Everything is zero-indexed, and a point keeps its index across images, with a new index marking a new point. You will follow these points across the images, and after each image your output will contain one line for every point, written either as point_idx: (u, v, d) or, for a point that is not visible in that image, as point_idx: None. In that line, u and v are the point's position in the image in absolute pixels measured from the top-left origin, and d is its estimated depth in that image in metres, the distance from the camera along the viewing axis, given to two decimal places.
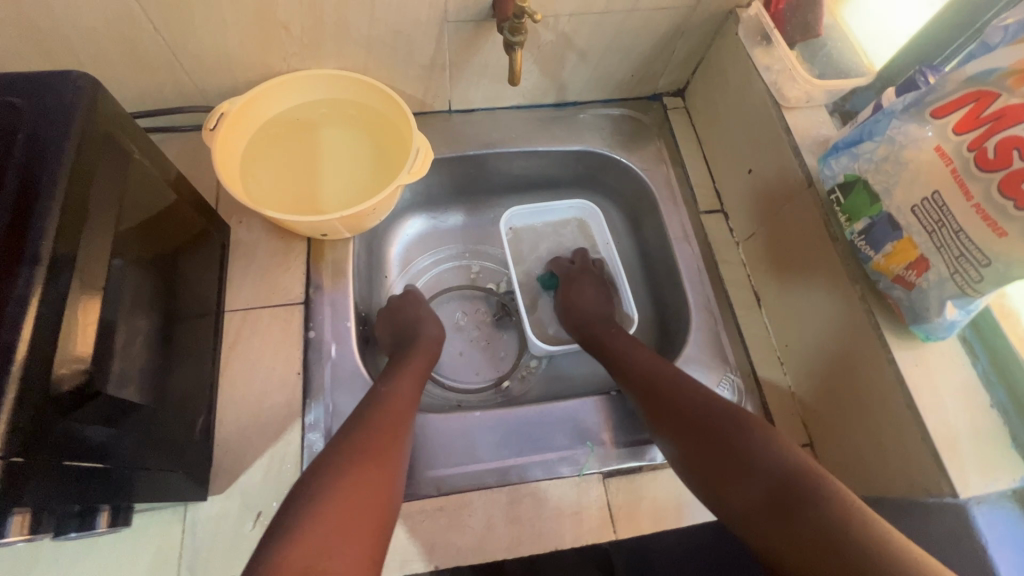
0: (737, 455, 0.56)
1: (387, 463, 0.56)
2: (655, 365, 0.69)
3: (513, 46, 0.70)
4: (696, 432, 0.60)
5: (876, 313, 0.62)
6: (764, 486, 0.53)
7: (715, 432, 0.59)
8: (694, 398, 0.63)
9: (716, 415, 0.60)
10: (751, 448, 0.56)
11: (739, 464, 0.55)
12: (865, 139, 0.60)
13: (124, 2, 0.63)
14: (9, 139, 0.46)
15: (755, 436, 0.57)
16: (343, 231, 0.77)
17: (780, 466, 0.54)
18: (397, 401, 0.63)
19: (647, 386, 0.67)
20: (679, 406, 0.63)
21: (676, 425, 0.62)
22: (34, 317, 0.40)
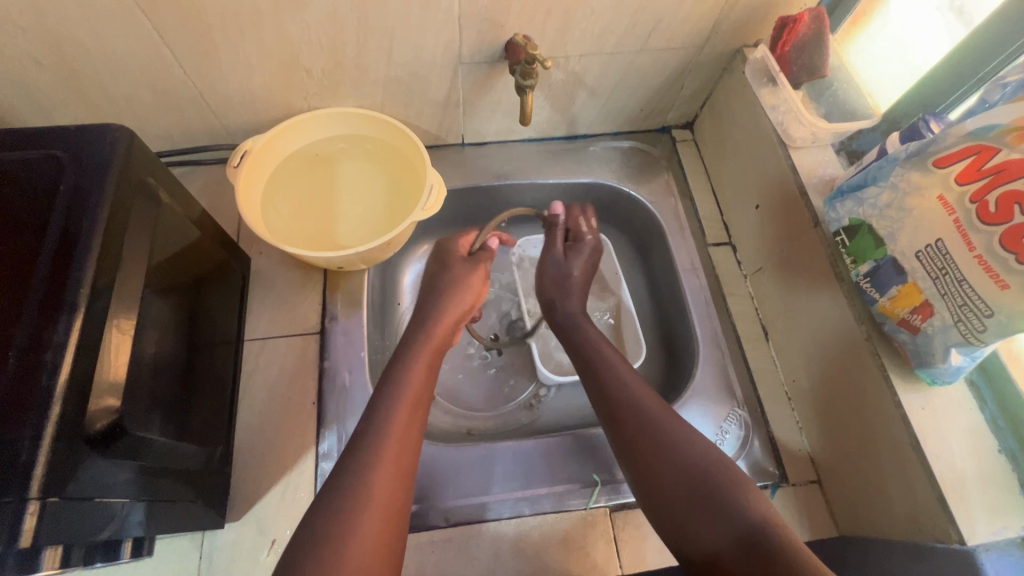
0: (708, 500, 0.54)
1: (398, 464, 0.56)
2: (632, 389, 0.65)
3: (525, 88, 0.73)
4: (668, 470, 0.58)
5: (882, 355, 0.62)
6: (731, 534, 0.52)
7: (689, 473, 0.57)
8: (671, 432, 0.60)
9: (691, 454, 0.58)
10: (722, 493, 0.54)
11: (709, 508, 0.54)
12: (870, 184, 0.61)
13: (158, 50, 0.67)
14: (51, 190, 0.49)
15: (729, 482, 0.55)
16: (359, 263, 0.79)
17: (751, 515, 0.52)
18: (414, 395, 0.62)
19: (618, 412, 0.64)
20: (651, 441, 0.60)
21: (645, 457, 0.60)
22: (72, 361, 0.42)
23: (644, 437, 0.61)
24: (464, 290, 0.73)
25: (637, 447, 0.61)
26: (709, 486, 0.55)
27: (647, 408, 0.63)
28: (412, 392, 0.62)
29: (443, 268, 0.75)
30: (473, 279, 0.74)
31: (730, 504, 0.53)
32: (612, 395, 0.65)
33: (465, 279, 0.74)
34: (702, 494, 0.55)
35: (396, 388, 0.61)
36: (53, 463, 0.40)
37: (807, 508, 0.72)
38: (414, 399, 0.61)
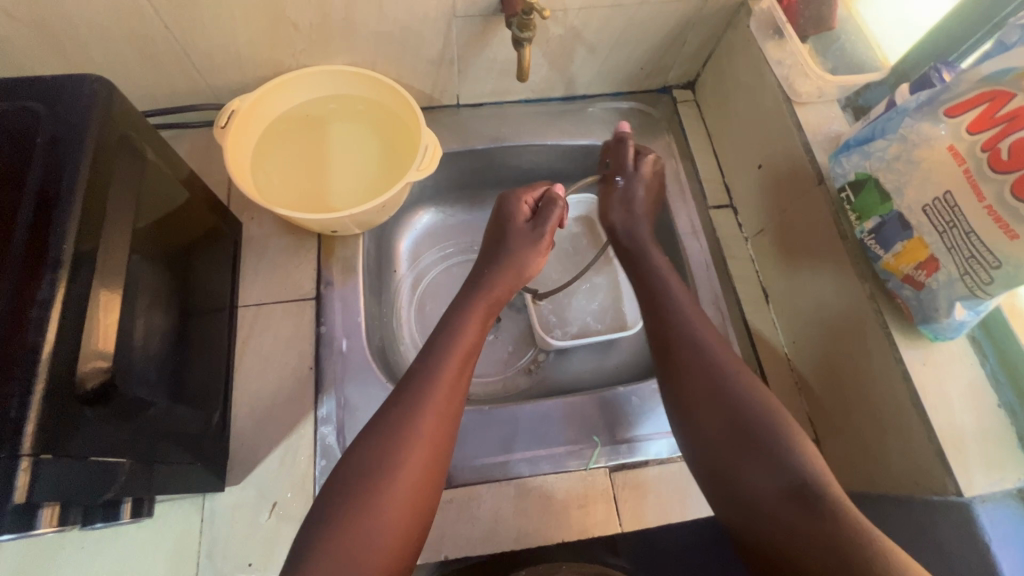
0: (757, 447, 0.56)
1: (444, 420, 0.59)
2: (696, 325, 0.65)
3: (522, 42, 0.70)
4: (721, 414, 0.58)
5: (884, 313, 0.62)
6: (781, 482, 0.53)
7: (741, 419, 0.57)
8: (726, 374, 0.60)
9: (745, 399, 0.58)
10: (773, 441, 0.55)
11: (753, 458, 0.55)
12: (877, 137, 0.60)
13: (135, 2, 0.64)
14: (28, 144, 0.47)
15: (783, 430, 0.56)
16: (353, 227, 0.78)
17: (801, 466, 0.53)
18: (469, 346, 0.65)
19: (676, 347, 0.64)
20: (707, 380, 0.61)
21: (691, 406, 0.60)
22: (59, 319, 0.41)
23: (696, 377, 0.61)
24: (530, 264, 0.76)
25: (689, 386, 0.61)
26: (760, 433, 0.56)
27: (708, 346, 0.63)
28: (464, 342, 0.65)
29: (502, 239, 0.78)
30: (536, 253, 0.77)
31: (783, 448, 0.55)
32: (670, 330, 0.66)
33: (526, 250, 0.76)
34: (755, 438, 0.56)
35: (453, 337, 0.65)
36: (48, 419, 0.39)
37: None
38: (464, 350, 0.64)
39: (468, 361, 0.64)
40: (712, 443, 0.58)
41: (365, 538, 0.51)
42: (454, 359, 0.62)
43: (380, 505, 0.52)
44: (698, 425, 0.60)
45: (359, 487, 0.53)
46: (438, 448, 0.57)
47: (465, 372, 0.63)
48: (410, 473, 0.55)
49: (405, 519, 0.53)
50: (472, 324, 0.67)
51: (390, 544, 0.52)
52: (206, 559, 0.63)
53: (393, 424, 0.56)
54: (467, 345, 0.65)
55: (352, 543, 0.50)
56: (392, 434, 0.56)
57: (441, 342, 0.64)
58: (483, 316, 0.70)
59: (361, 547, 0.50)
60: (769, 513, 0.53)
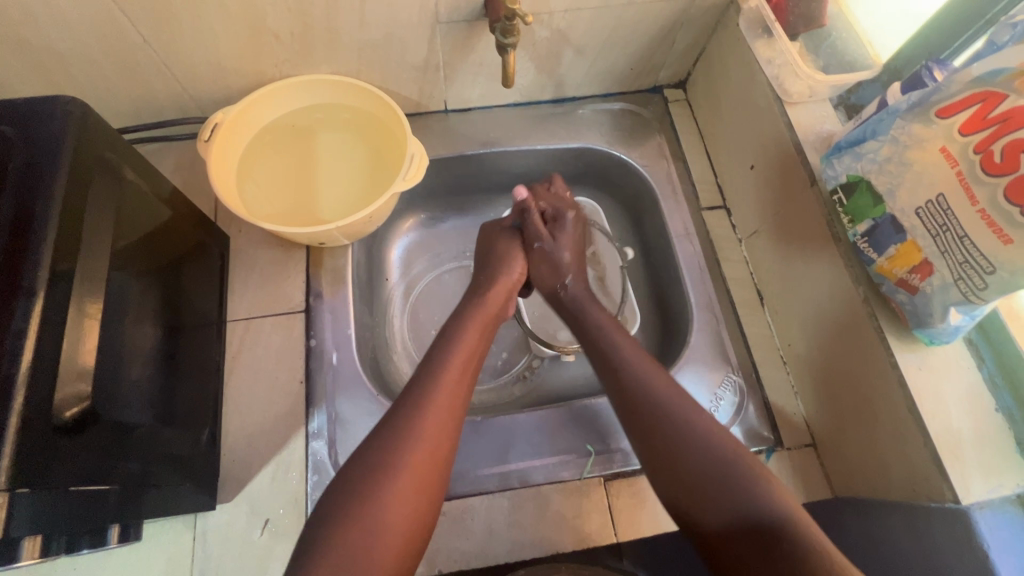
0: (715, 485, 0.53)
1: (449, 421, 0.58)
2: (642, 375, 0.62)
3: (506, 48, 0.69)
4: (679, 458, 0.55)
5: (879, 317, 0.61)
6: (742, 523, 0.50)
7: (702, 465, 0.54)
8: (675, 413, 0.58)
9: (701, 443, 0.55)
10: (725, 471, 0.53)
11: (719, 496, 0.52)
12: (868, 138, 0.59)
13: (112, 16, 0.63)
14: (1, 169, 0.46)
15: (741, 467, 0.53)
16: (342, 238, 0.77)
17: (768, 512, 0.50)
18: (469, 350, 0.65)
19: (630, 394, 0.61)
20: (663, 428, 0.57)
21: (652, 440, 0.57)
22: (34, 348, 0.41)
23: (654, 423, 0.58)
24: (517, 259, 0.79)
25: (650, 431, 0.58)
26: (725, 478, 0.53)
27: (648, 380, 0.61)
28: (466, 346, 0.65)
29: (489, 245, 0.81)
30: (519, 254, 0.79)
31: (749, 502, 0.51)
32: (622, 378, 0.63)
33: (510, 250, 0.79)
34: (717, 483, 0.53)
35: (454, 341, 0.65)
36: (23, 451, 0.38)
37: (802, 473, 0.71)
38: (466, 354, 0.64)
39: (471, 363, 0.64)
40: (672, 491, 0.55)
41: (370, 533, 0.50)
42: (459, 357, 0.63)
43: (386, 498, 0.51)
44: (657, 471, 0.56)
45: (368, 477, 0.52)
46: (444, 442, 0.57)
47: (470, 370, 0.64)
48: (414, 473, 0.53)
49: (403, 531, 0.51)
50: (474, 324, 0.68)
51: (392, 547, 0.50)
52: None
53: (401, 419, 0.56)
54: (468, 346, 0.65)
55: (359, 537, 0.49)
56: (398, 427, 0.55)
57: (442, 345, 0.64)
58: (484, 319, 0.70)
59: (367, 544, 0.49)
60: (738, 561, 0.49)
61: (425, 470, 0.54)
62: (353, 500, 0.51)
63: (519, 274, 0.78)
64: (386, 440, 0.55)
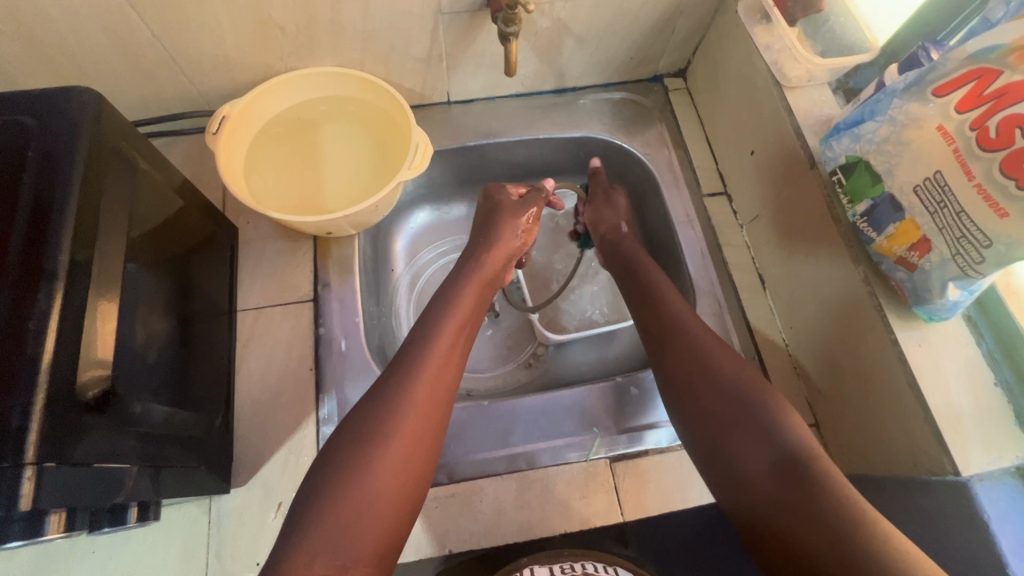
0: (745, 419, 0.57)
1: (439, 395, 0.59)
2: (680, 315, 0.68)
3: (508, 37, 0.70)
4: (710, 391, 0.60)
5: (879, 296, 0.62)
6: (765, 454, 0.54)
7: (729, 398, 0.59)
8: (711, 356, 0.62)
9: (731, 374, 0.60)
10: (754, 401, 0.57)
11: (745, 430, 0.56)
12: (866, 119, 0.59)
13: (122, 11, 0.64)
14: (19, 157, 0.47)
15: (769, 401, 0.57)
16: (348, 228, 0.78)
17: (787, 435, 0.54)
18: (462, 319, 0.66)
19: (667, 335, 0.66)
20: (695, 367, 0.62)
21: (686, 375, 0.62)
22: (57, 329, 0.42)
23: (684, 357, 0.64)
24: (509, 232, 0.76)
25: (683, 373, 0.63)
26: (752, 404, 0.57)
27: (689, 324, 0.66)
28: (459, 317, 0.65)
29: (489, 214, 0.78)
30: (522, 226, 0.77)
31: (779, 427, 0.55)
32: (663, 315, 0.68)
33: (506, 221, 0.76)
34: (741, 414, 0.57)
35: (445, 311, 0.65)
36: (49, 428, 0.40)
37: None
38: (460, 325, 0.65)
39: (461, 340, 0.64)
40: (701, 421, 0.60)
41: (355, 511, 0.50)
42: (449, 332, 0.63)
43: None
44: (685, 404, 0.62)
45: (355, 456, 0.53)
46: (433, 421, 0.57)
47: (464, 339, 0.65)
48: (400, 446, 0.54)
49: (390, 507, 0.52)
50: (464, 297, 0.68)
51: (376, 524, 0.51)
52: (214, 558, 0.64)
53: (384, 399, 0.56)
54: (461, 317, 0.66)
55: (345, 513, 0.50)
56: (388, 397, 0.56)
57: (436, 314, 0.65)
58: (473, 300, 0.69)
59: (352, 524, 0.50)
60: (759, 488, 0.53)
61: (412, 447, 0.55)
62: (341, 478, 0.52)
63: (522, 243, 0.77)
64: (373, 422, 0.55)
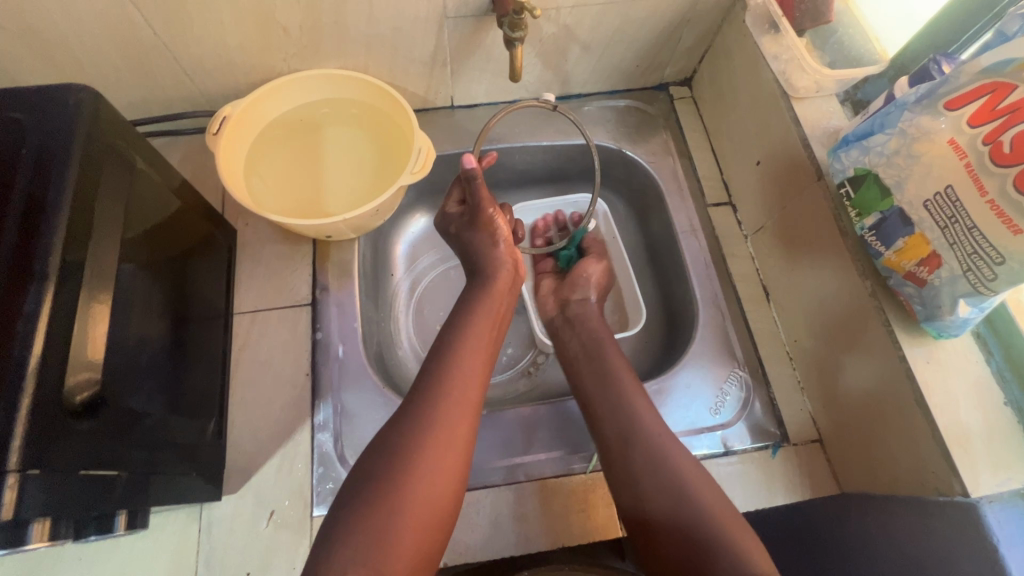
0: (703, 543, 0.54)
1: (468, 412, 0.58)
2: (634, 413, 0.65)
3: (513, 42, 0.69)
4: (668, 508, 0.57)
5: (887, 311, 0.61)
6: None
7: (689, 522, 0.56)
8: (672, 465, 0.60)
9: (696, 489, 0.58)
10: (718, 531, 0.54)
11: (708, 555, 0.53)
12: (876, 131, 0.59)
13: (124, 8, 0.63)
14: (13, 154, 0.46)
15: (728, 531, 0.54)
16: (349, 232, 0.77)
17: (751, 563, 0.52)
18: (483, 336, 0.66)
19: (621, 449, 0.63)
20: (644, 482, 0.59)
21: (641, 485, 0.60)
22: (46, 332, 0.41)
23: (637, 465, 0.61)
24: (483, 245, 0.73)
25: (638, 485, 0.60)
26: (710, 530, 0.55)
27: (643, 425, 0.63)
28: (478, 336, 0.65)
29: (461, 234, 0.75)
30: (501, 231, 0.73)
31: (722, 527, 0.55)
32: (610, 418, 0.65)
33: (474, 233, 0.73)
34: (702, 534, 0.55)
35: (463, 327, 0.65)
36: (34, 434, 0.38)
37: (807, 468, 0.71)
38: (480, 343, 0.65)
39: (486, 353, 0.64)
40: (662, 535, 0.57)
41: (386, 531, 0.50)
42: (475, 348, 0.63)
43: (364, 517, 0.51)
44: (642, 515, 0.59)
45: (388, 472, 0.52)
46: (462, 439, 0.56)
47: (486, 355, 0.64)
48: (431, 466, 0.54)
49: (418, 530, 0.51)
50: (485, 313, 0.68)
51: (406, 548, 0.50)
52: (203, 567, 0.63)
53: (411, 416, 0.56)
54: (482, 333, 0.66)
55: (376, 530, 0.50)
56: (414, 419, 0.56)
57: (457, 330, 0.65)
58: (495, 315, 0.69)
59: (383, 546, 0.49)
60: None
61: (445, 463, 0.55)
62: (374, 492, 0.51)
63: (506, 248, 0.73)
64: (406, 436, 0.55)
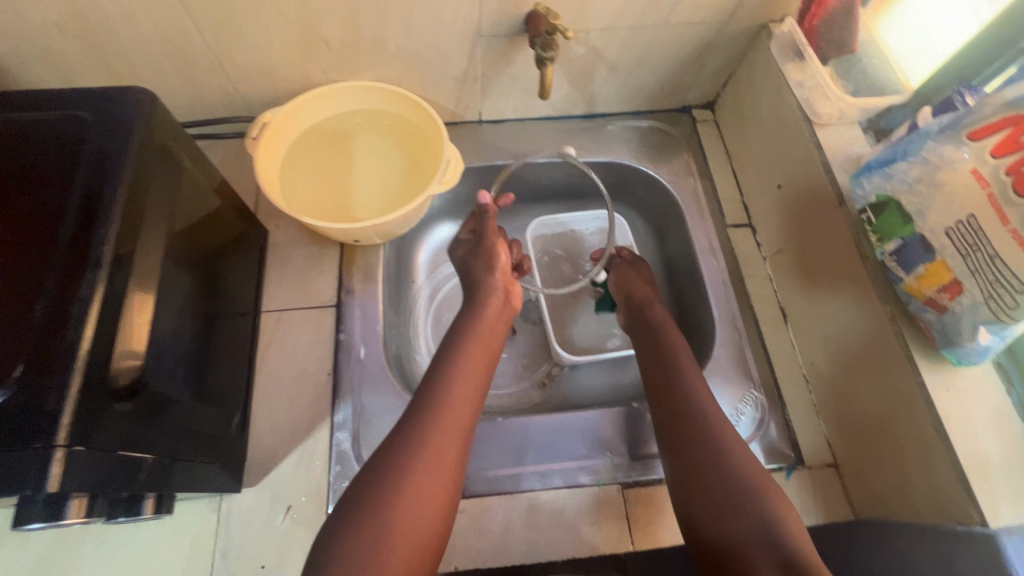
0: (735, 505, 0.56)
1: (456, 444, 0.59)
2: (685, 373, 0.68)
3: (545, 62, 0.73)
4: (710, 471, 0.59)
5: (907, 337, 0.61)
6: (769, 545, 0.53)
7: (732, 485, 0.58)
8: (719, 431, 0.62)
9: (740, 455, 0.60)
10: (754, 497, 0.56)
11: (745, 515, 0.56)
12: (899, 159, 0.60)
13: (178, 18, 0.67)
14: (75, 149, 0.49)
15: (767, 496, 0.57)
16: (375, 237, 0.80)
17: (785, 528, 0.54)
18: (475, 368, 0.66)
19: (673, 401, 0.66)
20: (695, 436, 0.62)
21: (689, 440, 0.62)
22: (96, 317, 0.43)
23: (686, 425, 0.63)
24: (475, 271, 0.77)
25: (683, 440, 0.63)
26: (750, 494, 0.57)
27: (695, 389, 0.66)
28: (469, 368, 0.65)
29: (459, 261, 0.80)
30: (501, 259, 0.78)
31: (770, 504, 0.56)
32: (664, 379, 0.68)
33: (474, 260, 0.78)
34: (743, 497, 0.57)
35: (454, 359, 0.66)
36: (82, 412, 0.40)
37: (821, 491, 0.71)
38: (471, 375, 0.65)
39: (477, 384, 0.65)
40: (700, 490, 0.59)
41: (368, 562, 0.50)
42: (466, 378, 0.64)
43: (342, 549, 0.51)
44: (685, 468, 0.61)
45: (372, 503, 0.53)
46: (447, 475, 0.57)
47: (477, 388, 0.65)
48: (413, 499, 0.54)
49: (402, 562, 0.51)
50: (476, 343, 0.69)
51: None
52: (220, 557, 0.64)
53: (399, 446, 0.57)
54: (474, 363, 0.66)
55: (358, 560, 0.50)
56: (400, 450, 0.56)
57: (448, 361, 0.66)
58: (484, 345, 0.70)
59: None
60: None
61: (428, 495, 0.55)
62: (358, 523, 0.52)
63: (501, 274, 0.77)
64: (390, 466, 0.55)
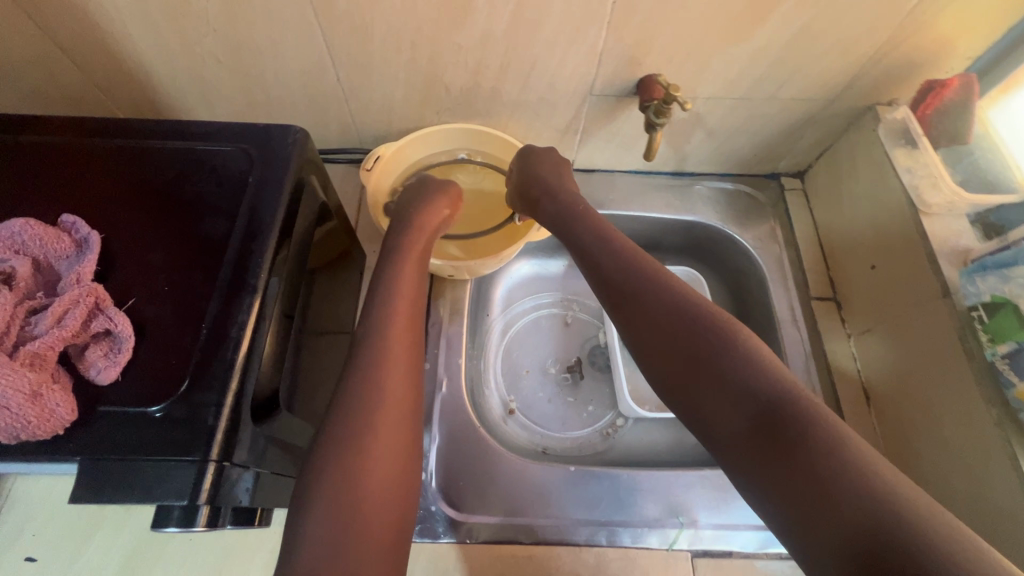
0: (779, 436, 0.44)
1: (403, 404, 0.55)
2: (679, 315, 0.55)
3: (654, 126, 0.75)
4: (733, 410, 0.48)
5: (1015, 443, 0.59)
6: (823, 457, 0.42)
7: (761, 420, 0.46)
8: (737, 366, 0.49)
9: (760, 388, 0.47)
10: (785, 416, 0.45)
11: (787, 446, 0.44)
12: (1019, 264, 0.63)
13: (321, 59, 0.73)
14: (240, 181, 0.54)
15: (802, 408, 0.45)
16: (466, 274, 0.83)
17: (830, 440, 0.43)
18: (391, 326, 0.60)
19: (673, 354, 0.53)
20: (706, 389, 0.50)
21: (697, 394, 0.51)
22: (250, 341, 0.46)
23: (695, 373, 0.51)
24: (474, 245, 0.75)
25: (692, 395, 0.51)
26: (785, 427, 0.44)
27: (694, 324, 0.54)
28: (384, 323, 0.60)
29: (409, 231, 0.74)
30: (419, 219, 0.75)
31: (794, 410, 0.45)
32: (658, 328, 0.56)
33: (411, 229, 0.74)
34: (776, 427, 0.45)
35: (391, 335, 0.59)
36: (230, 431, 0.43)
37: None
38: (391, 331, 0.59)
39: (406, 338, 0.60)
40: (739, 445, 0.47)
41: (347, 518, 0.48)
42: (386, 323, 0.60)
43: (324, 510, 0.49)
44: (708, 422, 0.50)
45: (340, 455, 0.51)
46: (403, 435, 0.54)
47: (406, 341, 0.60)
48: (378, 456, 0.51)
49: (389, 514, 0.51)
50: (396, 290, 0.64)
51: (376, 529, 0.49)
52: None
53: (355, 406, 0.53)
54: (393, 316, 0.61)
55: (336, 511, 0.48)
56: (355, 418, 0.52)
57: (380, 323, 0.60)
58: (410, 295, 0.64)
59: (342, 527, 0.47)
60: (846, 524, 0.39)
61: (391, 451, 0.52)
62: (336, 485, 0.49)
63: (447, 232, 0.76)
64: (348, 429, 0.52)
